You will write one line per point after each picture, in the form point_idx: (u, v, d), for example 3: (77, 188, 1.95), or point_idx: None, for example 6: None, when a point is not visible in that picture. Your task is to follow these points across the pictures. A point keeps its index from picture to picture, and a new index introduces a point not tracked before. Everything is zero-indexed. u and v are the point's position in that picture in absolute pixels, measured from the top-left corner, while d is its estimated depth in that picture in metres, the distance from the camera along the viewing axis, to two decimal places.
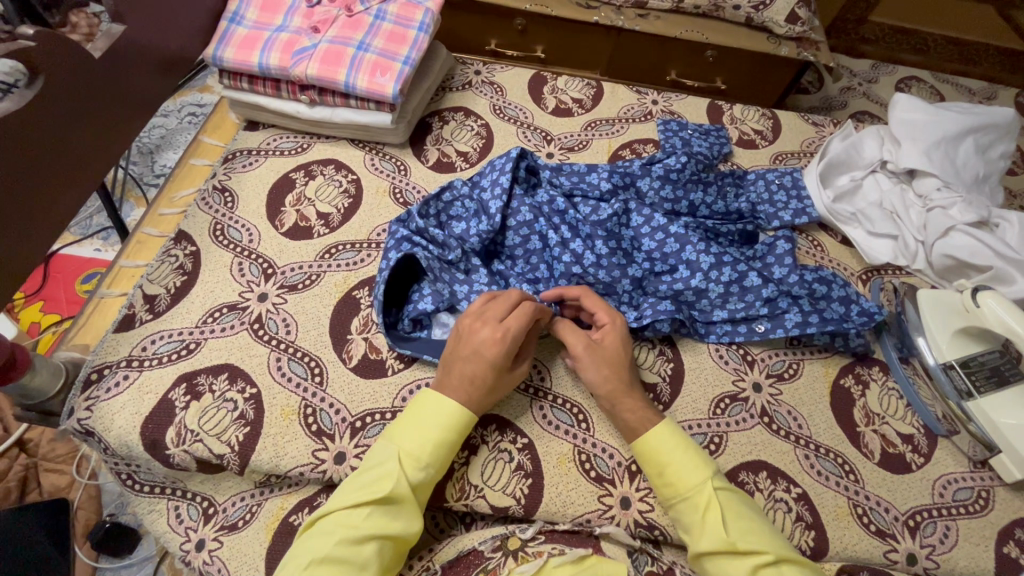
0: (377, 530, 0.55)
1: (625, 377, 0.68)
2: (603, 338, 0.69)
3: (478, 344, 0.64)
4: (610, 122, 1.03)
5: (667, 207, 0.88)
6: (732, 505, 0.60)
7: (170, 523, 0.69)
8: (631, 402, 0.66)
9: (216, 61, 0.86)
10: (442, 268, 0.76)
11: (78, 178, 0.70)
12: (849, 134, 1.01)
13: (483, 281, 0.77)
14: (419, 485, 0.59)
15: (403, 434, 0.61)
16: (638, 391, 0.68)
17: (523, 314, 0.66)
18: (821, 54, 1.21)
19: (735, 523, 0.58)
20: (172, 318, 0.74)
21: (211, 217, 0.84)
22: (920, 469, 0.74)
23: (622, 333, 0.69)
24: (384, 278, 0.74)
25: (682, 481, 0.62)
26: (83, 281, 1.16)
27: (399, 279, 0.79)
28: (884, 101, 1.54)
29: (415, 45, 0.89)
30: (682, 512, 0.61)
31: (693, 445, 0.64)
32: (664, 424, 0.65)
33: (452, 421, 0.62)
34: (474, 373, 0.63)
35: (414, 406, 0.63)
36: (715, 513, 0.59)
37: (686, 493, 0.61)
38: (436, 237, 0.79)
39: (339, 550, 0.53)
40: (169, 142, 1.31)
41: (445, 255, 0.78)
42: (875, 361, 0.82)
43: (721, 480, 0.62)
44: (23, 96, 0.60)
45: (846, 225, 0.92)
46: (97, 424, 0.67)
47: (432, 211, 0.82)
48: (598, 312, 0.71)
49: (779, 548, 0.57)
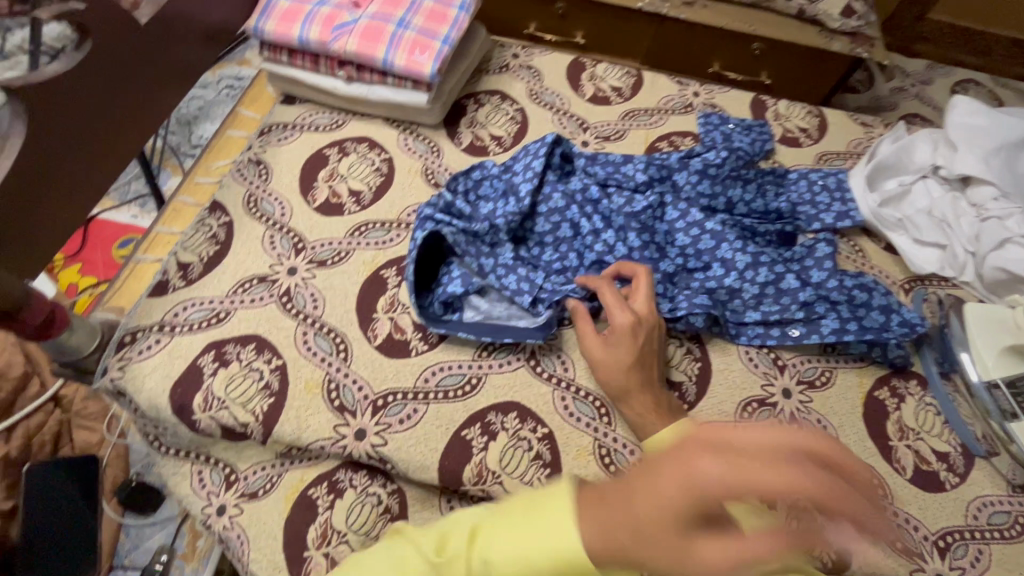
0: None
1: (631, 378, 0.66)
2: (612, 334, 0.68)
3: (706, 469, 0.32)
4: (649, 112, 1.00)
5: (704, 202, 0.85)
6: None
7: (194, 486, 0.71)
8: (646, 402, 0.66)
9: (257, 33, 0.86)
10: (468, 242, 0.77)
11: (121, 143, 0.71)
12: (900, 136, 0.96)
13: (510, 256, 0.78)
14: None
15: (492, 551, 0.37)
16: (650, 389, 0.67)
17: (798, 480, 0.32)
18: (876, 51, 1.16)
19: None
20: (203, 286, 0.75)
21: (245, 188, 0.84)
22: (954, 488, 0.71)
23: (630, 330, 0.67)
24: (412, 258, 0.74)
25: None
26: (120, 246, 1.19)
27: (426, 259, 0.78)
28: (938, 103, 1.47)
29: (455, 24, 0.88)
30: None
31: None
32: (674, 426, 0.64)
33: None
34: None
35: (526, 516, 0.37)
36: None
37: None
38: (464, 212, 0.78)
39: None
40: (207, 113, 1.33)
41: (470, 228, 0.77)
42: (913, 373, 0.78)
43: None
44: (73, 58, 0.61)
45: (891, 232, 0.88)
46: (129, 384, 0.69)
47: (461, 188, 0.82)
48: (616, 312, 0.68)
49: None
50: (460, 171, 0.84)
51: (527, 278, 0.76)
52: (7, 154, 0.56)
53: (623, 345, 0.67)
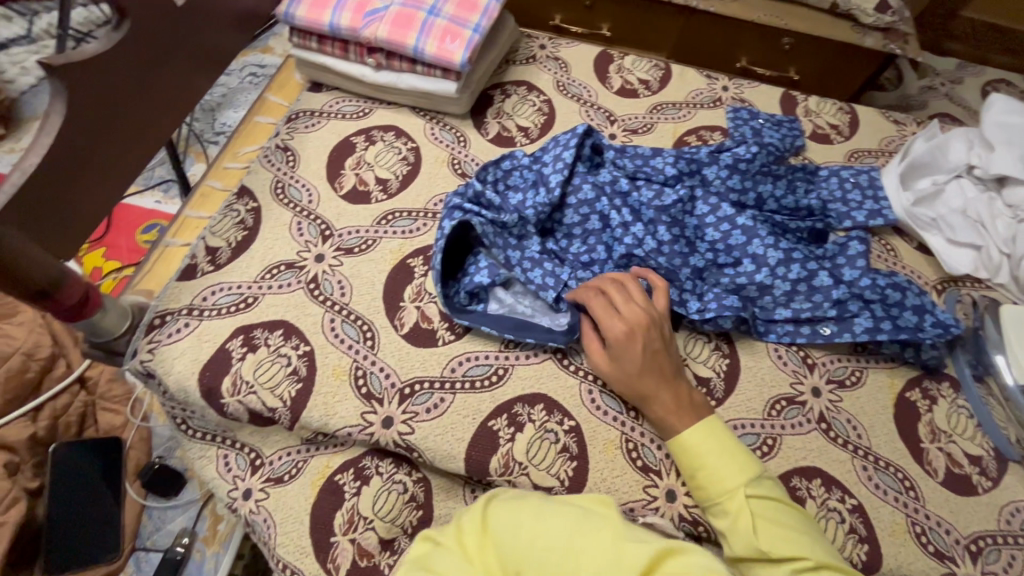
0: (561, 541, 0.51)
1: (639, 388, 0.65)
2: (611, 346, 0.65)
3: None
4: (677, 106, 0.99)
5: (734, 197, 0.84)
6: (769, 510, 0.57)
7: (219, 470, 0.71)
8: (667, 401, 0.64)
9: (287, 18, 0.86)
10: (496, 233, 0.75)
11: (155, 125, 0.71)
12: (934, 134, 0.93)
13: (536, 249, 0.77)
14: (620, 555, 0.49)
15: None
16: (671, 386, 0.65)
17: None
18: (909, 47, 1.14)
19: (769, 529, 0.55)
20: (231, 271, 0.76)
21: (273, 174, 0.84)
22: (986, 492, 0.70)
23: (625, 338, 0.65)
24: (440, 247, 0.73)
25: (715, 485, 0.59)
26: (144, 231, 1.20)
27: (453, 249, 0.78)
28: (969, 103, 1.44)
29: (485, 13, 0.87)
30: (714, 515, 0.60)
31: (735, 449, 0.61)
32: (698, 425, 0.63)
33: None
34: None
35: None
36: (745, 519, 0.56)
37: (716, 498, 0.59)
38: (493, 203, 0.78)
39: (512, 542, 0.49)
40: (230, 101, 1.33)
41: (500, 219, 0.77)
42: (945, 376, 0.77)
43: (760, 488, 0.58)
44: (111, 38, 0.61)
45: (925, 231, 0.86)
46: (159, 366, 0.69)
47: (490, 178, 0.81)
48: (608, 322, 0.65)
49: (818, 555, 0.54)
50: (489, 160, 0.83)
51: (552, 272, 0.75)
52: (48, 133, 0.57)
53: (624, 355, 0.65)
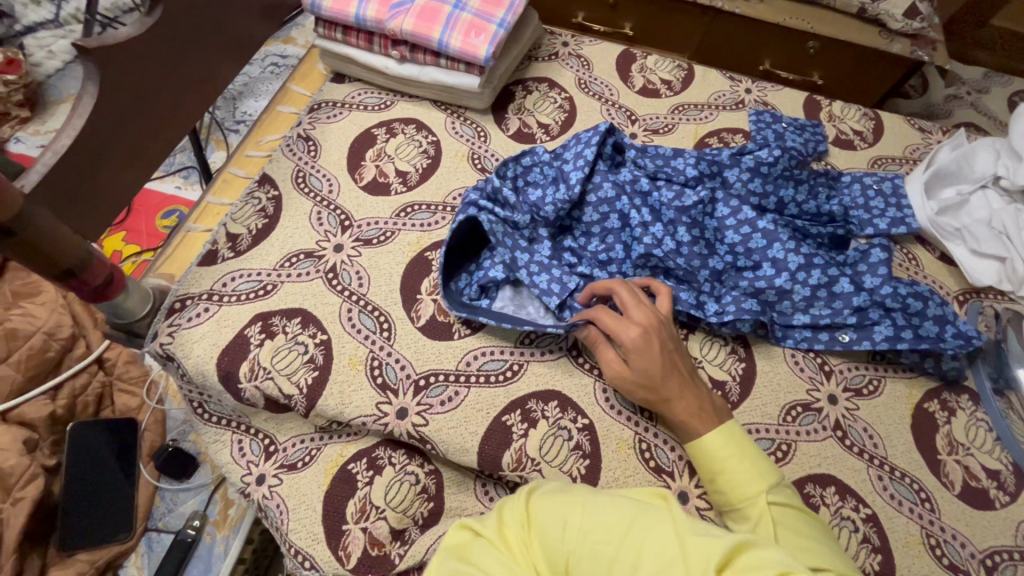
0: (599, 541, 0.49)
1: (660, 393, 0.63)
2: (630, 355, 0.63)
3: None
4: (699, 107, 0.98)
5: (754, 201, 0.84)
6: (787, 518, 0.55)
7: (233, 454, 0.72)
8: (690, 407, 0.64)
9: (314, 8, 0.86)
10: (505, 232, 0.74)
11: (182, 111, 0.72)
12: (960, 145, 0.92)
13: (545, 253, 0.75)
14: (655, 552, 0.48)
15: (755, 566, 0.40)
16: (692, 389, 0.65)
17: None
18: (937, 55, 1.12)
19: (789, 535, 0.53)
20: (251, 258, 0.76)
21: (294, 163, 0.85)
22: (1004, 507, 0.69)
23: (642, 345, 0.63)
24: (448, 241, 0.73)
25: (735, 490, 0.59)
26: (163, 216, 1.21)
27: (461, 244, 0.78)
28: (995, 114, 1.42)
29: (511, 8, 0.87)
30: (735, 520, 0.59)
31: (755, 456, 0.61)
32: (719, 430, 0.62)
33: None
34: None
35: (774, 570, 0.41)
36: (765, 524, 0.55)
37: (738, 504, 0.58)
38: (508, 200, 0.77)
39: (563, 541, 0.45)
40: (251, 89, 1.34)
41: (511, 220, 0.76)
42: (965, 389, 0.76)
43: (780, 495, 0.58)
44: (143, 22, 0.61)
45: (947, 241, 0.85)
46: (178, 349, 0.70)
47: (510, 173, 0.81)
48: (623, 330, 0.64)
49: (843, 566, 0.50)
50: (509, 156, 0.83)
51: (559, 279, 0.73)
52: (79, 115, 0.58)
53: (643, 364, 0.63)
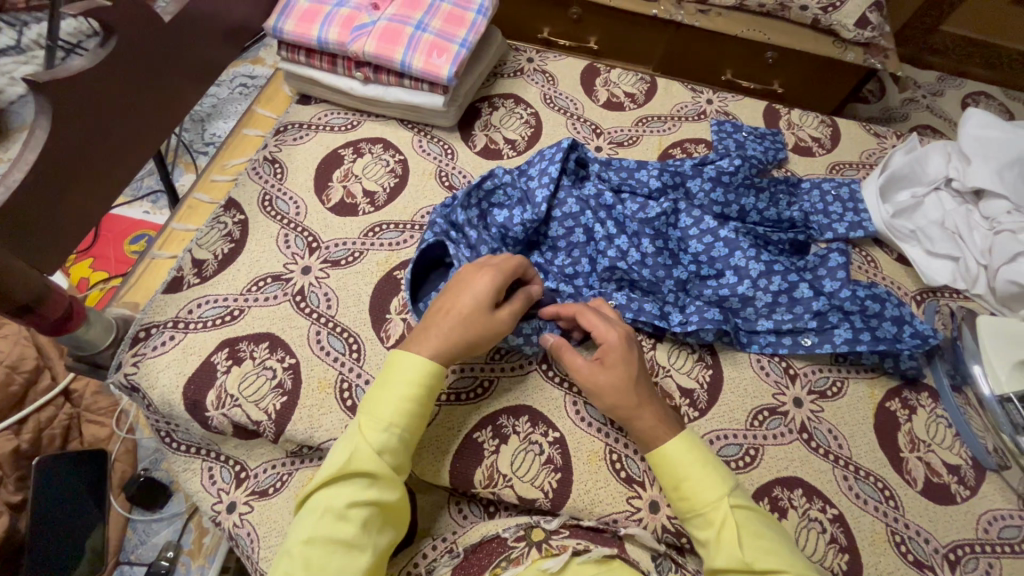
0: (354, 497, 0.54)
1: (632, 398, 0.63)
2: (609, 355, 0.64)
3: (451, 308, 0.63)
4: (662, 119, 1.00)
5: (716, 210, 0.86)
6: (750, 523, 0.57)
7: (204, 483, 0.71)
8: (656, 415, 0.63)
9: (276, 33, 0.86)
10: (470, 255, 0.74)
11: (143, 141, 0.72)
12: (914, 148, 0.95)
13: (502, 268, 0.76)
14: (383, 447, 0.57)
15: (381, 396, 0.59)
16: (658, 403, 0.64)
17: (476, 296, 0.62)
18: (889, 62, 1.17)
19: (752, 541, 0.56)
20: (218, 284, 0.76)
21: (260, 186, 0.85)
22: (965, 501, 0.71)
23: (623, 347, 0.65)
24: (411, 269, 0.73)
25: (698, 496, 0.59)
26: (132, 242, 1.20)
27: (424, 269, 0.76)
28: (949, 116, 1.49)
29: (472, 27, 0.88)
30: (696, 526, 0.59)
31: (711, 459, 0.61)
32: (679, 437, 0.62)
33: (415, 375, 0.59)
34: (461, 335, 0.62)
35: (387, 368, 0.61)
36: (730, 532, 0.56)
37: (701, 510, 0.58)
38: (470, 235, 0.77)
39: (322, 527, 0.52)
40: (220, 111, 1.34)
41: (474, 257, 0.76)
42: (924, 386, 0.78)
43: (739, 497, 0.59)
44: (97, 54, 0.62)
45: (903, 242, 0.88)
46: (143, 380, 0.69)
47: (474, 202, 0.80)
48: (607, 332, 0.65)
49: (798, 567, 0.55)
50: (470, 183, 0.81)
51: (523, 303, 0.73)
52: (32, 148, 0.57)
53: (619, 365, 0.64)
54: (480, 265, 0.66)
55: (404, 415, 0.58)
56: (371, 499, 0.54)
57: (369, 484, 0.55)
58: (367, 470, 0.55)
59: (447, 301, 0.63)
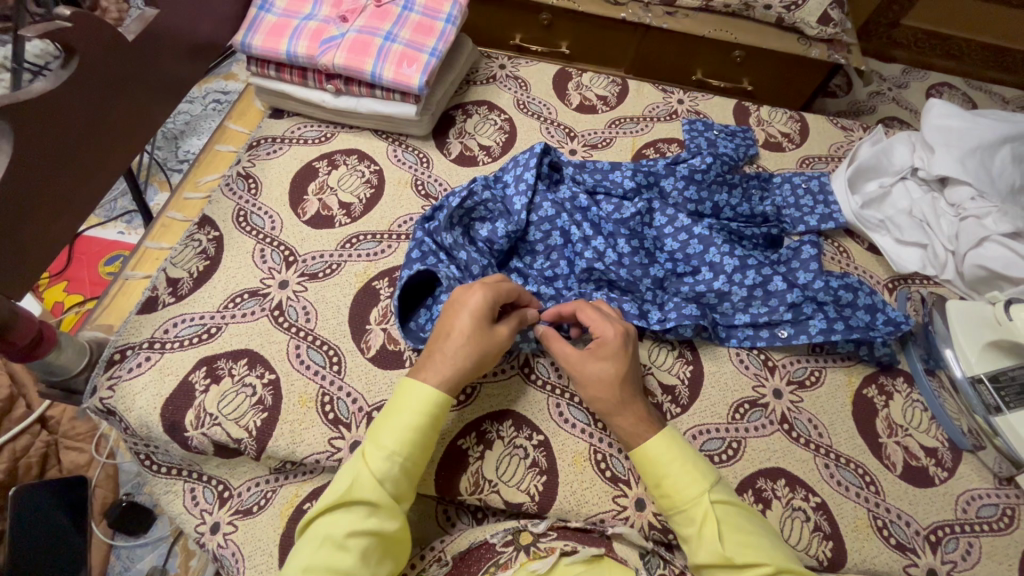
0: (351, 526, 0.53)
1: (618, 395, 0.64)
2: (601, 348, 0.65)
3: (451, 328, 0.63)
4: (635, 120, 1.01)
5: (691, 208, 0.87)
6: (730, 517, 0.58)
7: (186, 504, 0.70)
8: (636, 413, 0.64)
9: (244, 48, 0.86)
10: (461, 277, 0.74)
11: (109, 161, 0.71)
12: (879, 139, 0.97)
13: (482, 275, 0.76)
14: (385, 476, 0.56)
15: (384, 424, 0.59)
16: (640, 401, 0.65)
17: (473, 312, 0.62)
18: (852, 57, 1.20)
19: (733, 536, 0.56)
20: (194, 302, 0.75)
21: (234, 203, 0.84)
22: (943, 483, 0.72)
23: (618, 343, 0.65)
24: (400, 289, 0.73)
25: (679, 493, 0.59)
26: (106, 263, 1.18)
27: (416, 288, 0.76)
28: (915, 107, 1.53)
29: (442, 36, 0.89)
30: (679, 523, 0.60)
31: (693, 456, 0.62)
32: (660, 435, 0.62)
33: (417, 403, 0.59)
34: (468, 354, 0.62)
35: (391, 400, 0.61)
36: (711, 527, 0.57)
37: (682, 506, 0.59)
38: (459, 256, 0.76)
39: (321, 555, 0.52)
40: (194, 128, 1.33)
41: (465, 279, 0.75)
42: (899, 371, 0.80)
43: (720, 492, 0.59)
44: (58, 76, 0.61)
45: (873, 232, 0.90)
46: (119, 403, 0.68)
47: (456, 220, 0.80)
48: (604, 326, 0.66)
49: (779, 561, 0.55)
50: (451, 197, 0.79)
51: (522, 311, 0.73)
52: None
53: (610, 359, 0.64)
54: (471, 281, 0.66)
55: (406, 443, 0.58)
56: (370, 529, 0.54)
57: (370, 513, 0.55)
58: (367, 499, 0.55)
59: (444, 322, 0.64)
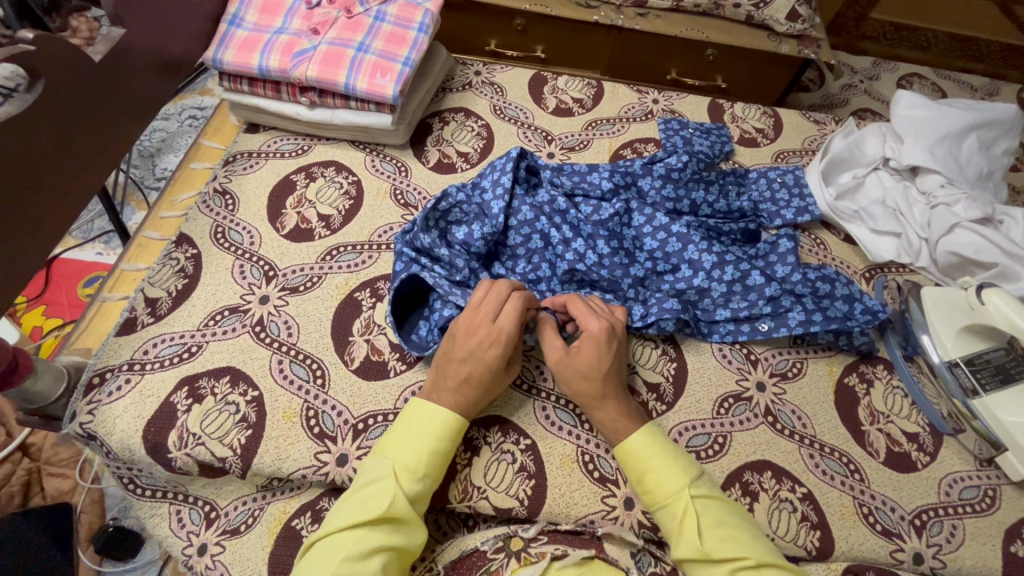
0: (385, 542, 0.54)
1: (597, 387, 0.64)
2: (587, 341, 0.66)
3: (464, 376, 0.63)
4: (611, 121, 1.02)
5: (669, 206, 0.88)
6: (710, 511, 0.58)
7: (172, 527, 0.69)
8: (619, 410, 0.65)
9: (216, 64, 0.86)
10: (447, 280, 0.74)
11: (79, 182, 0.70)
12: (851, 131, 0.99)
13: (467, 276, 0.76)
14: (416, 496, 0.58)
15: (410, 446, 0.60)
16: (622, 397, 0.66)
17: (485, 365, 0.63)
18: (822, 51, 1.22)
19: (712, 531, 0.57)
20: (174, 320, 0.74)
21: (212, 220, 0.84)
22: (925, 467, 0.73)
23: (601, 339, 0.66)
24: (390, 298, 0.73)
25: (660, 488, 0.60)
26: (84, 285, 1.17)
27: (406, 300, 0.77)
28: (885, 97, 1.56)
29: (415, 46, 0.89)
30: (663, 518, 0.60)
31: (674, 453, 0.62)
32: (642, 429, 0.63)
33: (443, 428, 0.61)
34: (481, 399, 0.65)
35: (410, 423, 0.62)
36: (690, 522, 0.57)
37: (663, 501, 0.60)
38: (442, 256, 0.76)
39: (345, 567, 0.51)
40: (170, 145, 1.32)
41: (452, 276, 0.76)
42: (879, 358, 0.81)
43: (700, 488, 0.60)
44: (23, 100, 0.60)
45: (848, 223, 0.91)
46: (99, 428, 0.67)
47: (433, 224, 0.80)
48: (590, 319, 0.67)
49: (759, 554, 0.55)
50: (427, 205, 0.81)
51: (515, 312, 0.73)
52: None
53: (591, 354, 0.65)
54: (480, 324, 0.64)
55: (434, 466, 0.60)
56: (393, 546, 0.54)
57: (394, 530, 0.55)
58: (399, 515, 0.56)
59: (454, 367, 0.64)
